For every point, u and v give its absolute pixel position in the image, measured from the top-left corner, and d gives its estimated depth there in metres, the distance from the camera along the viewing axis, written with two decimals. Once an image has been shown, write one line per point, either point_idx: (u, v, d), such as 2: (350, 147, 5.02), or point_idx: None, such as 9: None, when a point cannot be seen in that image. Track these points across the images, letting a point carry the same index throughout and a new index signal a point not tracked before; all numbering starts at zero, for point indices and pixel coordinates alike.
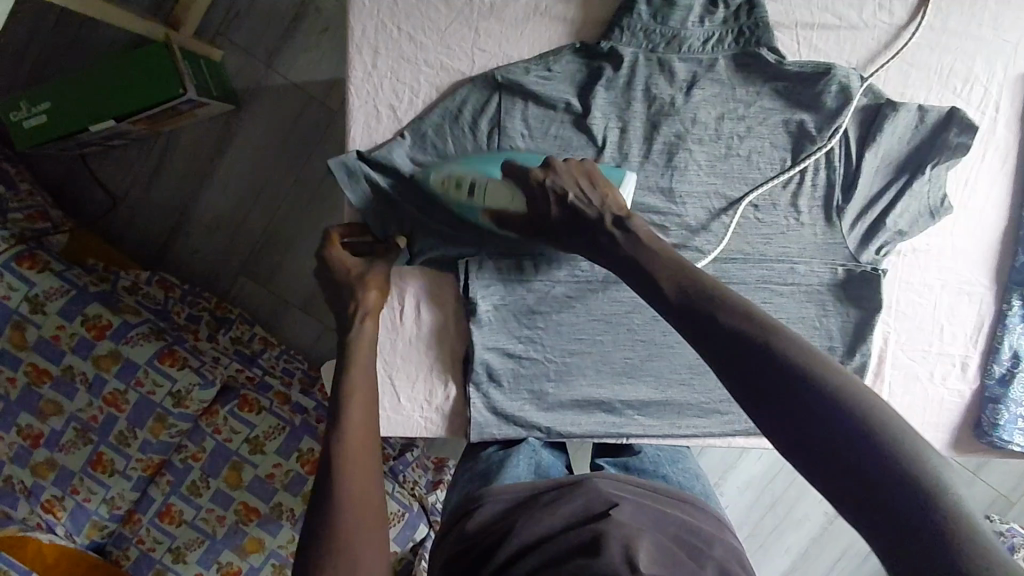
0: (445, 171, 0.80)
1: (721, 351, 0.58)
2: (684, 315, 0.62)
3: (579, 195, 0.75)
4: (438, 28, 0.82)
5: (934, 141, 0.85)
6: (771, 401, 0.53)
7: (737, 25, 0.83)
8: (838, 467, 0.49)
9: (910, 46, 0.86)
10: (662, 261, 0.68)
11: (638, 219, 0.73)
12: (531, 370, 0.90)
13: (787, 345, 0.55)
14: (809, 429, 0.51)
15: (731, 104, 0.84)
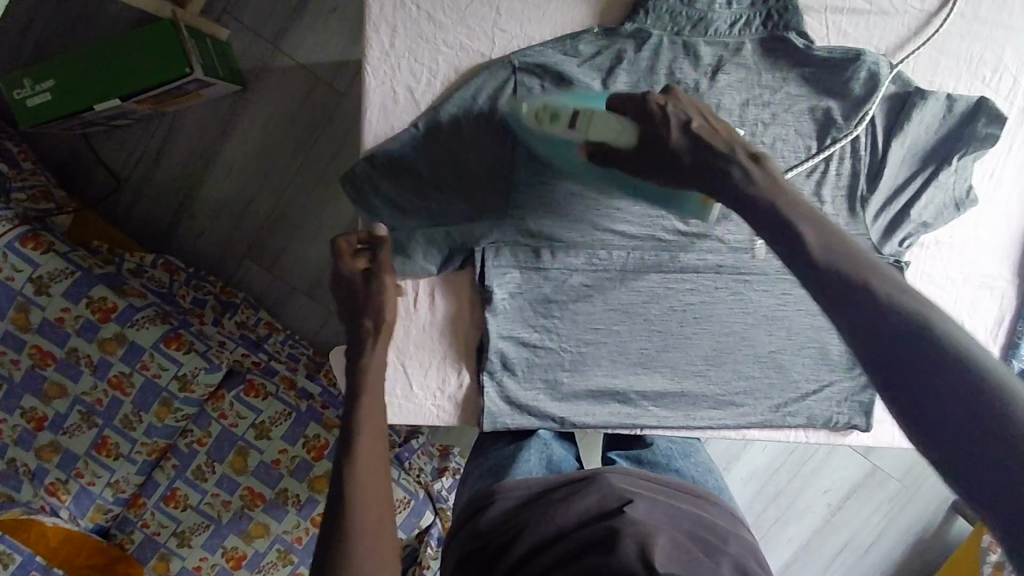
0: (537, 101, 0.77)
1: (859, 319, 0.50)
2: (813, 277, 0.55)
3: (701, 126, 0.68)
4: (457, 7, 0.80)
5: (962, 131, 0.83)
6: (912, 375, 0.46)
7: (766, 8, 0.80)
8: (978, 449, 0.43)
9: (941, 33, 0.84)
10: (792, 217, 0.60)
11: (768, 159, 0.66)
12: (545, 360, 0.89)
13: (934, 316, 0.48)
14: (955, 425, 0.44)
15: (757, 90, 0.82)
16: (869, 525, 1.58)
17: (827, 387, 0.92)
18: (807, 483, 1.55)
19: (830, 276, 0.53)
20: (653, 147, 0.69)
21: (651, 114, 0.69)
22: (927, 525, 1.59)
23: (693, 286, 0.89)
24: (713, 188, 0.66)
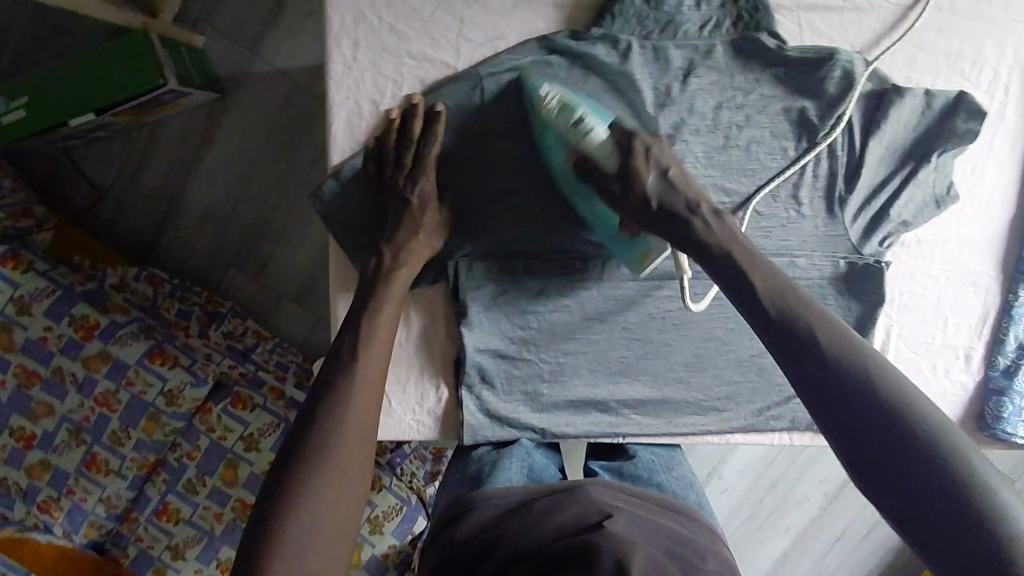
0: (554, 90, 0.76)
1: (814, 379, 0.57)
2: (774, 335, 0.61)
3: (674, 175, 0.72)
4: (421, 18, 0.78)
5: (942, 127, 0.81)
6: (863, 436, 0.54)
7: (735, 9, 0.80)
8: (922, 501, 0.51)
9: (917, 28, 0.82)
10: (750, 263, 0.65)
11: (729, 214, 0.70)
12: (524, 370, 0.88)
13: (881, 376, 0.56)
14: (889, 463, 0.53)
15: (730, 92, 0.81)
16: (865, 513, 1.58)
17: None
18: (803, 474, 1.54)
19: (788, 337, 0.59)
20: (624, 180, 0.72)
21: (634, 154, 0.72)
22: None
23: (672, 293, 0.87)
24: (675, 239, 0.70)
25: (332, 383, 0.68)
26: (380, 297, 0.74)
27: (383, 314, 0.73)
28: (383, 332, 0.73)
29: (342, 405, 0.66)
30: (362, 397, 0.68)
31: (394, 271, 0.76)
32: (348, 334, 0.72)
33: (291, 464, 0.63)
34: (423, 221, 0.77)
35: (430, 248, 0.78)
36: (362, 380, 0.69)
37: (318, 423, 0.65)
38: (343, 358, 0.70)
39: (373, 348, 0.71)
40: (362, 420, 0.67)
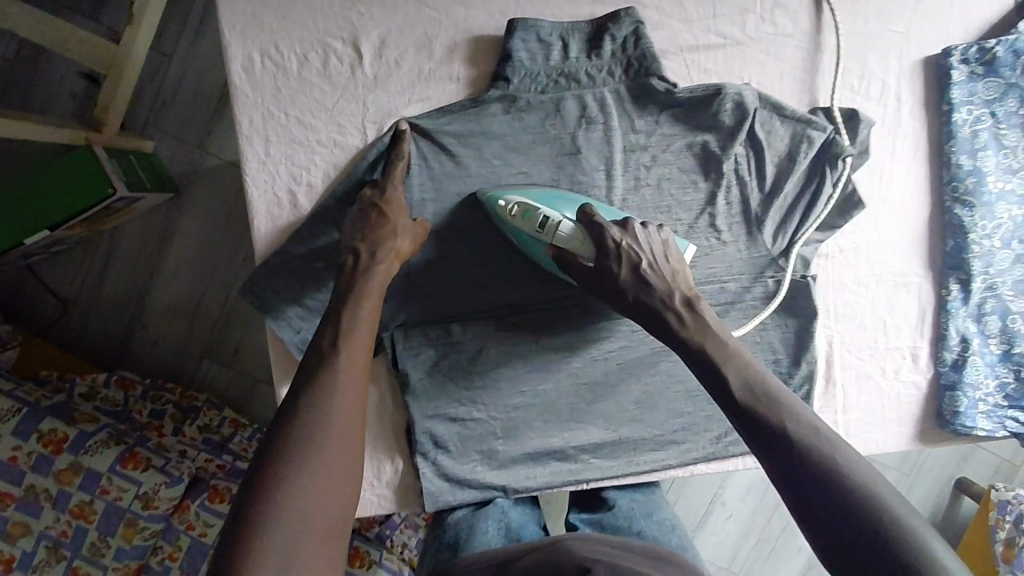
0: None
1: (784, 461, 0.62)
2: (749, 424, 0.66)
3: (651, 268, 0.76)
4: (325, 108, 0.80)
5: (832, 148, 0.84)
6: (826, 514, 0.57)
7: (625, 57, 0.80)
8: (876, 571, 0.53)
9: (805, 50, 0.84)
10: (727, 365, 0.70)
11: None
12: (477, 430, 0.88)
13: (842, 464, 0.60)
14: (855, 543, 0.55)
15: (636, 136, 0.83)
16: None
17: None
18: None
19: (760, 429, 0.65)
20: (602, 276, 0.76)
21: None
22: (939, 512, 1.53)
23: (609, 333, 0.89)
24: None
25: (312, 374, 0.65)
26: (358, 290, 0.72)
27: (365, 300, 0.71)
28: (365, 320, 0.70)
29: (324, 393, 0.63)
30: (347, 385, 0.65)
31: (372, 265, 0.73)
32: (327, 328, 0.69)
33: (269, 455, 0.60)
34: (395, 220, 0.76)
35: (407, 244, 0.77)
36: (344, 369, 0.66)
37: (298, 412, 0.62)
38: (323, 351, 0.67)
39: (355, 335, 0.69)
40: (346, 409, 0.63)
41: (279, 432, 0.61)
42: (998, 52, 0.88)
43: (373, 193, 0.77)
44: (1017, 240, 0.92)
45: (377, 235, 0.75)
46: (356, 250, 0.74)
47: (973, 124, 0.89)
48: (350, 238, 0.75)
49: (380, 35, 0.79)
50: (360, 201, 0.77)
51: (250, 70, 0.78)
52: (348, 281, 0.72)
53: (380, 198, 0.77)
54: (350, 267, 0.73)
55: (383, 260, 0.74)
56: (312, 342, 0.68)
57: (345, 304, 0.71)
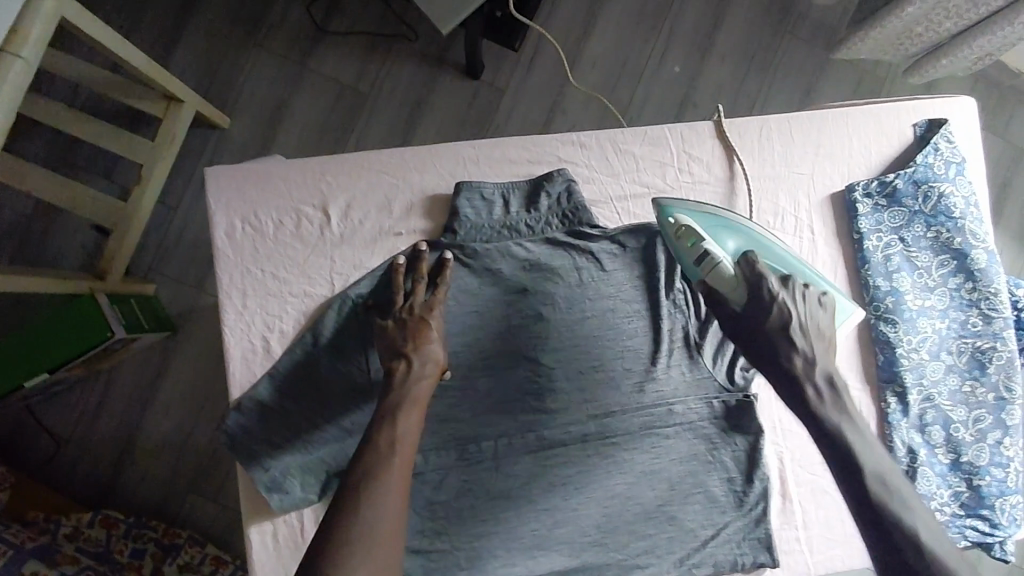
0: None
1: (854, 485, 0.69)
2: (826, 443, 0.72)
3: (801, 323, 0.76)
4: (296, 263, 0.90)
5: None
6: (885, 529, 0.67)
7: (560, 209, 0.91)
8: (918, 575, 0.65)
9: (722, 194, 0.95)
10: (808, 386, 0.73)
11: None
12: (442, 562, 0.90)
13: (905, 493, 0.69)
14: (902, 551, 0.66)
15: (577, 276, 0.91)
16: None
17: (722, 529, 0.93)
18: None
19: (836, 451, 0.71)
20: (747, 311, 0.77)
21: None
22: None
23: (566, 458, 0.92)
24: None
25: (366, 473, 0.73)
26: (406, 397, 0.79)
27: (416, 406, 0.79)
28: (416, 422, 0.78)
29: (380, 495, 0.72)
30: (396, 490, 0.73)
31: (413, 377, 0.80)
32: (383, 429, 0.76)
33: (327, 548, 0.68)
34: (422, 338, 0.82)
35: (439, 356, 0.82)
36: (395, 474, 0.74)
37: (351, 513, 0.70)
38: (380, 450, 0.75)
39: (408, 438, 0.77)
40: (393, 515, 0.71)
41: (333, 528, 0.69)
42: (898, 184, 0.93)
43: (407, 305, 0.84)
44: (945, 350, 0.95)
45: (418, 347, 0.81)
46: (405, 358, 0.80)
47: (884, 249, 0.94)
48: (395, 346, 0.82)
49: (346, 200, 0.91)
50: (398, 312, 0.84)
51: (231, 234, 0.89)
52: (400, 388, 0.79)
53: (420, 310, 0.84)
54: (402, 372, 0.80)
55: (428, 369, 0.81)
56: (368, 439, 0.76)
57: (397, 407, 0.78)
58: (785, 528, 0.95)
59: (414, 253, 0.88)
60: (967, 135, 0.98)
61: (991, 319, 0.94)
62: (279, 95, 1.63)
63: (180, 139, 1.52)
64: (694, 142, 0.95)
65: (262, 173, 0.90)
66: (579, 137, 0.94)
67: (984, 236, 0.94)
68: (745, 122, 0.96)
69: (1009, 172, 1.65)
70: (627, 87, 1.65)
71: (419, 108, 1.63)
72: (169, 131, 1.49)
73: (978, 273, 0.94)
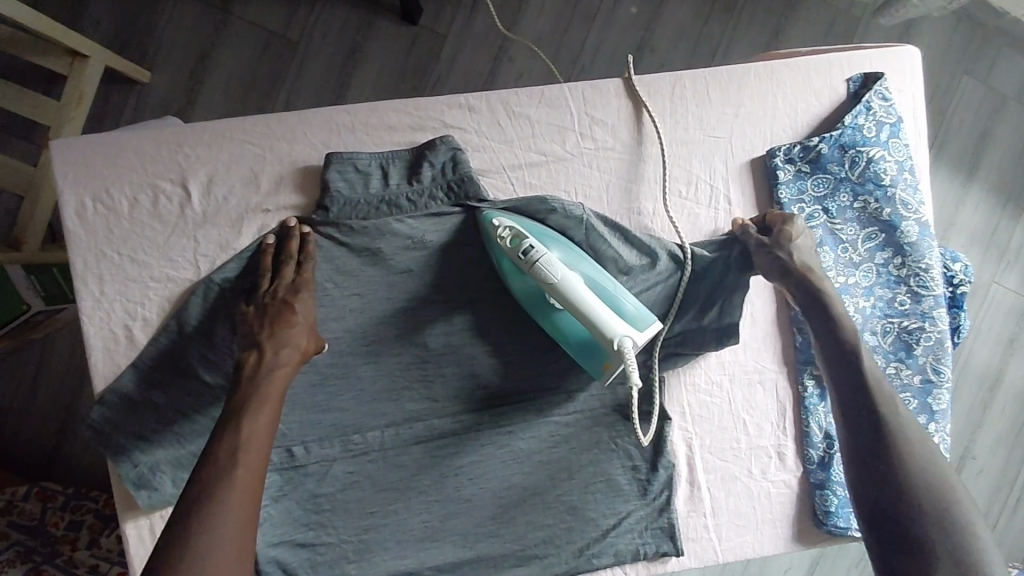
0: None
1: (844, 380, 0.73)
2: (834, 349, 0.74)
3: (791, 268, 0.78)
4: (157, 245, 0.82)
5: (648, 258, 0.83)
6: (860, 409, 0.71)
7: (446, 181, 0.82)
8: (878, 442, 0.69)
9: (628, 163, 0.86)
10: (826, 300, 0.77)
11: None
12: (329, 555, 0.86)
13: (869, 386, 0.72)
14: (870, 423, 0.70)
15: (467, 253, 0.83)
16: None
17: (625, 518, 0.88)
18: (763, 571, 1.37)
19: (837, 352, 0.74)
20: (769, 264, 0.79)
21: None
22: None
23: (459, 448, 0.87)
24: None
25: (202, 487, 0.62)
26: (257, 394, 0.69)
27: (267, 408, 0.69)
28: (265, 426, 0.68)
29: (212, 517, 0.60)
30: (237, 506, 0.62)
31: (269, 367, 0.71)
32: (222, 435, 0.66)
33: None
34: (277, 328, 0.74)
35: (299, 343, 0.74)
36: (238, 484, 0.63)
37: (183, 542, 0.59)
38: (217, 461, 0.64)
39: (254, 444, 0.66)
40: (236, 538, 0.60)
41: (162, 559, 0.58)
42: (822, 148, 0.84)
43: (270, 290, 0.77)
44: (869, 330, 0.88)
45: (274, 336, 0.73)
46: (258, 347, 0.73)
47: (807, 221, 0.86)
48: (253, 334, 0.74)
49: (207, 173, 0.82)
50: (260, 297, 0.77)
51: (82, 214, 0.81)
52: (248, 382, 0.70)
53: (283, 294, 0.76)
54: (253, 364, 0.72)
55: (281, 363, 0.72)
56: (208, 448, 0.65)
57: (243, 408, 0.68)
58: (693, 516, 0.90)
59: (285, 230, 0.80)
60: (908, 91, 0.88)
61: (919, 297, 0.88)
62: (180, 35, 1.37)
63: (91, 98, 1.28)
64: (597, 103, 0.85)
65: (114, 146, 0.82)
66: (467, 100, 0.84)
67: (917, 207, 0.86)
68: (656, 79, 0.85)
69: (991, 119, 1.50)
70: (578, 32, 1.43)
71: (354, 59, 1.39)
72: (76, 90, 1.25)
73: (908, 247, 0.86)
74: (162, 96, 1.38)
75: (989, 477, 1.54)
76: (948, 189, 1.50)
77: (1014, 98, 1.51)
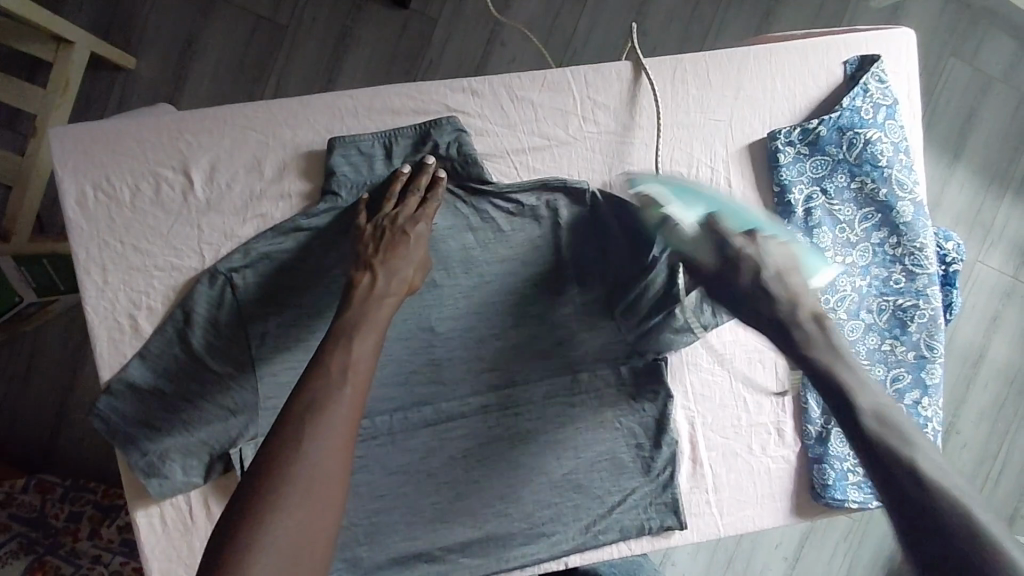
0: None
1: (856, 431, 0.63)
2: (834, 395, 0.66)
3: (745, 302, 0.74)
4: (160, 233, 0.82)
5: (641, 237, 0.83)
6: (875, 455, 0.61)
7: (450, 163, 0.82)
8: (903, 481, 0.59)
9: (630, 146, 0.87)
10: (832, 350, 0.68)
11: None
12: (339, 540, 0.86)
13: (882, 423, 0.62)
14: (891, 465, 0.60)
15: (472, 237, 0.84)
16: (834, 568, 1.44)
17: (629, 495, 0.90)
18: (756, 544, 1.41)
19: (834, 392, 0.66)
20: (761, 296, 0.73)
21: None
22: (893, 555, 1.46)
23: (466, 431, 0.88)
24: None
25: (309, 404, 0.63)
26: (363, 324, 0.70)
27: (333, 423, 0.63)
28: (370, 349, 0.69)
29: (318, 433, 0.62)
30: (341, 424, 0.63)
31: (380, 294, 0.73)
32: (333, 352, 0.67)
33: (262, 483, 0.59)
34: (396, 252, 0.75)
35: (368, 360, 0.69)
36: (344, 404, 0.65)
37: (292, 447, 0.61)
38: (331, 375, 0.66)
39: (318, 467, 0.60)
40: (337, 452, 0.62)
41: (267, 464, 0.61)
42: (821, 130, 0.86)
43: (391, 214, 0.77)
44: (865, 309, 0.90)
45: (347, 341, 0.68)
46: (370, 272, 0.74)
47: (806, 203, 0.88)
48: (365, 255, 0.76)
49: (209, 160, 0.82)
50: (379, 219, 0.77)
51: (83, 203, 0.80)
52: (361, 303, 0.72)
53: (402, 223, 0.77)
54: (366, 287, 0.73)
55: (351, 380, 0.66)
56: (319, 359, 0.67)
57: (352, 329, 0.70)
58: (696, 492, 0.92)
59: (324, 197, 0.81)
60: (903, 74, 0.90)
61: (914, 276, 0.90)
62: (167, 20, 1.35)
63: (78, 85, 1.26)
64: (599, 87, 0.86)
65: (113, 133, 0.81)
66: (470, 84, 0.84)
67: (913, 187, 0.88)
68: (657, 62, 0.86)
69: (977, 101, 1.53)
70: (570, 16, 1.43)
71: (343, 43, 1.38)
72: (62, 78, 1.22)
73: (904, 227, 0.88)
74: (151, 82, 1.36)
75: (974, 449, 1.58)
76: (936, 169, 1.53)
77: (1001, 79, 1.53)
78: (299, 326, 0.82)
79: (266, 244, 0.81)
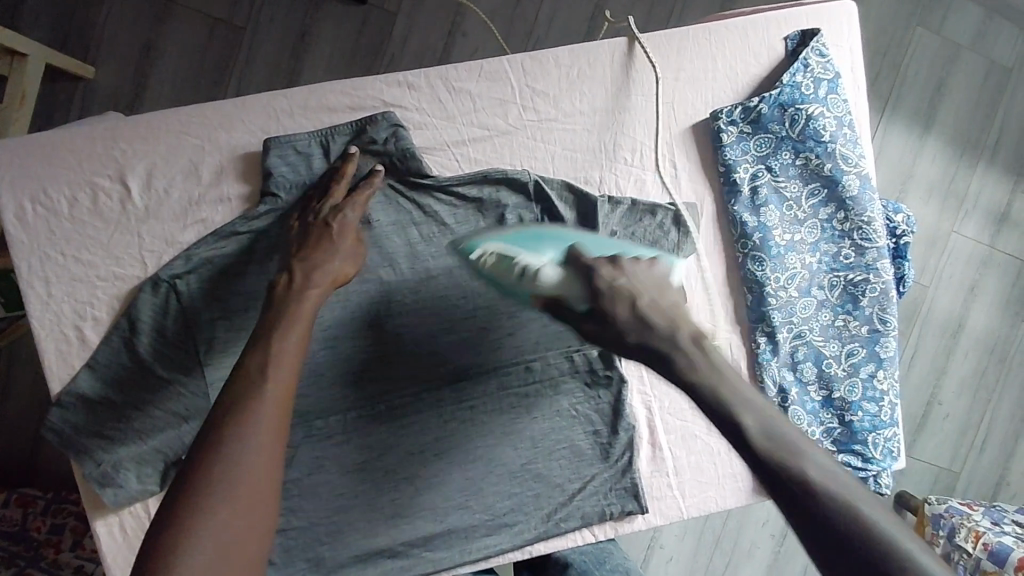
0: None
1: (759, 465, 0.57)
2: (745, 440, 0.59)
3: (653, 301, 0.69)
4: (100, 243, 0.81)
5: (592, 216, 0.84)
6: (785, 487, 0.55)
7: (387, 159, 0.82)
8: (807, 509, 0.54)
9: (571, 133, 0.86)
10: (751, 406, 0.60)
11: None
12: (302, 539, 0.86)
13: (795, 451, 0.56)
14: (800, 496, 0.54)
15: (417, 233, 0.84)
16: None
17: (590, 481, 0.91)
18: (740, 523, 1.42)
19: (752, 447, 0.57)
20: (598, 319, 0.69)
21: None
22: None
23: (422, 426, 0.88)
24: None
25: (227, 409, 0.62)
26: (282, 322, 0.69)
27: (256, 422, 0.62)
28: (295, 346, 0.68)
29: (241, 434, 0.61)
30: (264, 424, 0.62)
31: (302, 290, 0.72)
32: (254, 354, 0.66)
33: (185, 490, 0.58)
34: (320, 247, 0.75)
35: (291, 356, 0.67)
36: (268, 402, 0.64)
37: (214, 452, 0.60)
38: (251, 375, 0.64)
39: (245, 468, 0.60)
40: (263, 451, 0.61)
41: (189, 472, 0.59)
42: (763, 108, 0.85)
43: (318, 210, 0.78)
44: (816, 285, 0.90)
45: (269, 340, 0.67)
46: (290, 270, 0.73)
47: (751, 180, 0.87)
48: (290, 254, 0.76)
49: (146, 167, 0.81)
50: (306, 216, 0.78)
51: (21, 216, 0.80)
52: (281, 301, 0.71)
53: (326, 217, 0.77)
54: (284, 286, 0.72)
55: (275, 377, 0.65)
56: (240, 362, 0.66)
57: (274, 328, 0.69)
58: (656, 475, 0.92)
59: (266, 199, 0.81)
60: (846, 46, 0.89)
61: (864, 249, 0.89)
62: (122, 28, 1.34)
63: (34, 99, 1.25)
64: (538, 74, 0.85)
65: (47, 144, 0.80)
66: (406, 77, 0.83)
67: (858, 160, 0.87)
68: (596, 45, 0.85)
69: (943, 70, 1.51)
70: (531, 5, 1.41)
71: (303, 41, 1.36)
72: (17, 91, 1.21)
73: (850, 201, 0.88)
74: (110, 91, 1.35)
75: (955, 419, 1.58)
76: (903, 140, 1.52)
77: (966, 47, 1.52)
78: (245, 329, 0.82)
79: (209, 248, 0.81)
